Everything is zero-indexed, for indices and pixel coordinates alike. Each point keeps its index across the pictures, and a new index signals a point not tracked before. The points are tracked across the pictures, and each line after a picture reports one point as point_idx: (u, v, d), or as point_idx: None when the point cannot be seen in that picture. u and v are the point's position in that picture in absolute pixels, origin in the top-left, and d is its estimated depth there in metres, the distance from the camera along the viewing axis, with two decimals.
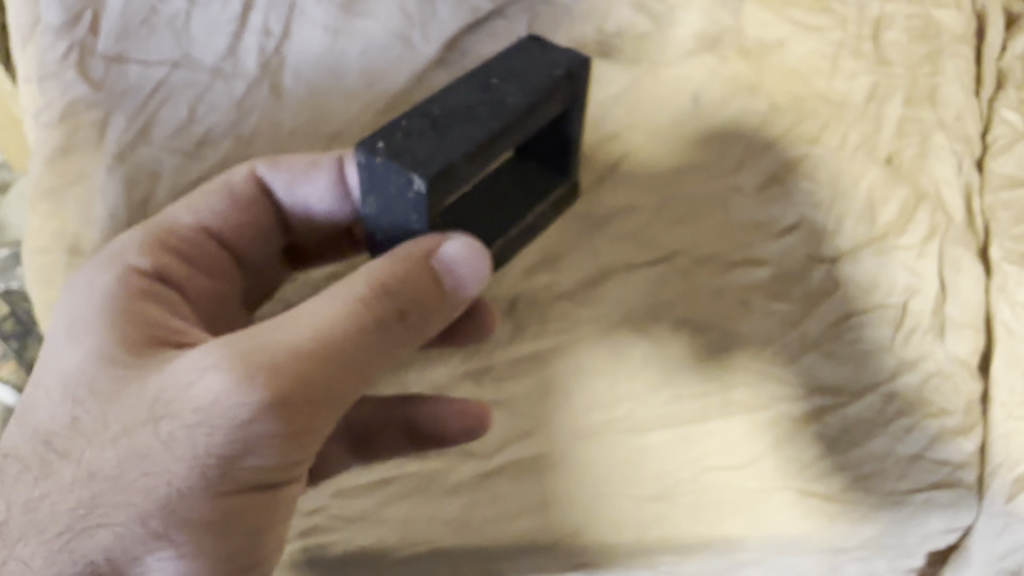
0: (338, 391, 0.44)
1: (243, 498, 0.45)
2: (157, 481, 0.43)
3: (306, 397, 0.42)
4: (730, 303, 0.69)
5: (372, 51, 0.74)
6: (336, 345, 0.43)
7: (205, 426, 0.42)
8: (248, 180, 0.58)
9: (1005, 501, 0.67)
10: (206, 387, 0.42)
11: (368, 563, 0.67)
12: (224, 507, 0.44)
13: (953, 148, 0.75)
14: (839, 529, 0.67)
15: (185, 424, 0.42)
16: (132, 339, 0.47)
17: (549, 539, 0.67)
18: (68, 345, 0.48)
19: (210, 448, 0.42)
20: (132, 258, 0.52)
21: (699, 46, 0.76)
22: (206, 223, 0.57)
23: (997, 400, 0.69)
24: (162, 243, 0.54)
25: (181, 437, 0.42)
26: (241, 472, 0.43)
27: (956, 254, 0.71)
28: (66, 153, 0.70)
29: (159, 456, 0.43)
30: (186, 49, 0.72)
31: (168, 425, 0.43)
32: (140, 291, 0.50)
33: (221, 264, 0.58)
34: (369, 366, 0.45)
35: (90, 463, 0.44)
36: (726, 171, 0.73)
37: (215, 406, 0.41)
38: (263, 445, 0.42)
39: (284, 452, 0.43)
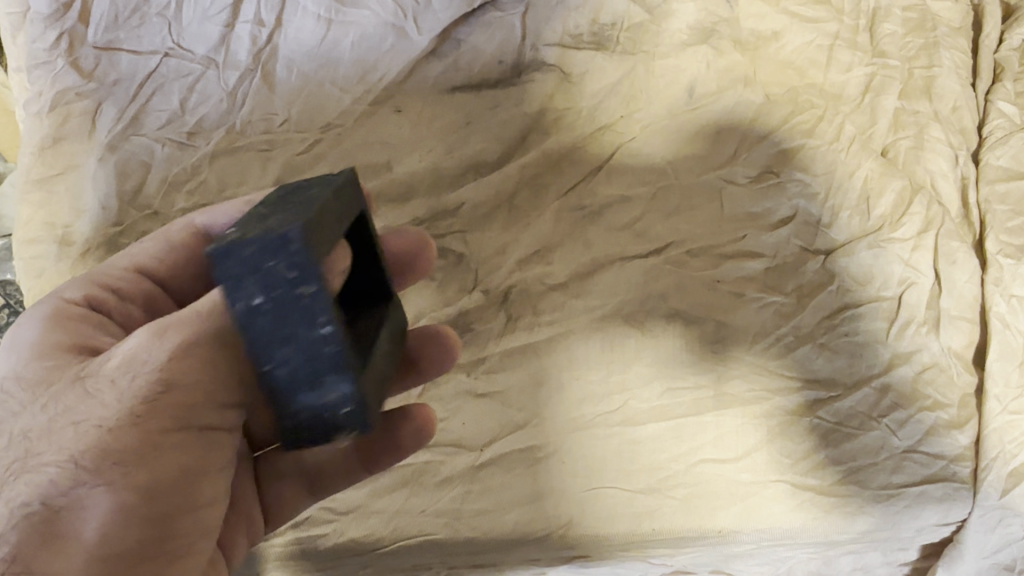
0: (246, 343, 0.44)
1: (169, 440, 0.42)
2: (85, 427, 0.41)
3: (218, 339, 0.43)
4: (724, 295, 0.69)
5: (365, 41, 0.73)
6: None
7: (125, 372, 0.42)
8: (184, 228, 0.54)
9: (1000, 495, 0.66)
10: (126, 345, 0.43)
11: (360, 556, 0.66)
12: (154, 445, 0.42)
13: (950, 141, 0.74)
14: (831, 521, 0.66)
15: (111, 375, 0.42)
16: (62, 345, 0.46)
17: (539, 530, 0.65)
18: (3, 355, 0.46)
19: (132, 388, 0.41)
20: (69, 291, 0.50)
21: (695, 38, 0.76)
22: (141, 263, 0.53)
23: (993, 393, 0.66)
24: (100, 279, 0.52)
25: (107, 386, 0.42)
26: (168, 414, 0.42)
27: (953, 247, 0.70)
28: (57, 142, 0.71)
29: (87, 405, 0.42)
30: (178, 40, 0.72)
31: (95, 379, 0.42)
32: (74, 314, 0.49)
33: (160, 297, 0.53)
34: None
35: (25, 424, 0.43)
36: (722, 163, 0.73)
37: (134, 354, 0.42)
38: (182, 380, 0.42)
39: (203, 392, 0.43)
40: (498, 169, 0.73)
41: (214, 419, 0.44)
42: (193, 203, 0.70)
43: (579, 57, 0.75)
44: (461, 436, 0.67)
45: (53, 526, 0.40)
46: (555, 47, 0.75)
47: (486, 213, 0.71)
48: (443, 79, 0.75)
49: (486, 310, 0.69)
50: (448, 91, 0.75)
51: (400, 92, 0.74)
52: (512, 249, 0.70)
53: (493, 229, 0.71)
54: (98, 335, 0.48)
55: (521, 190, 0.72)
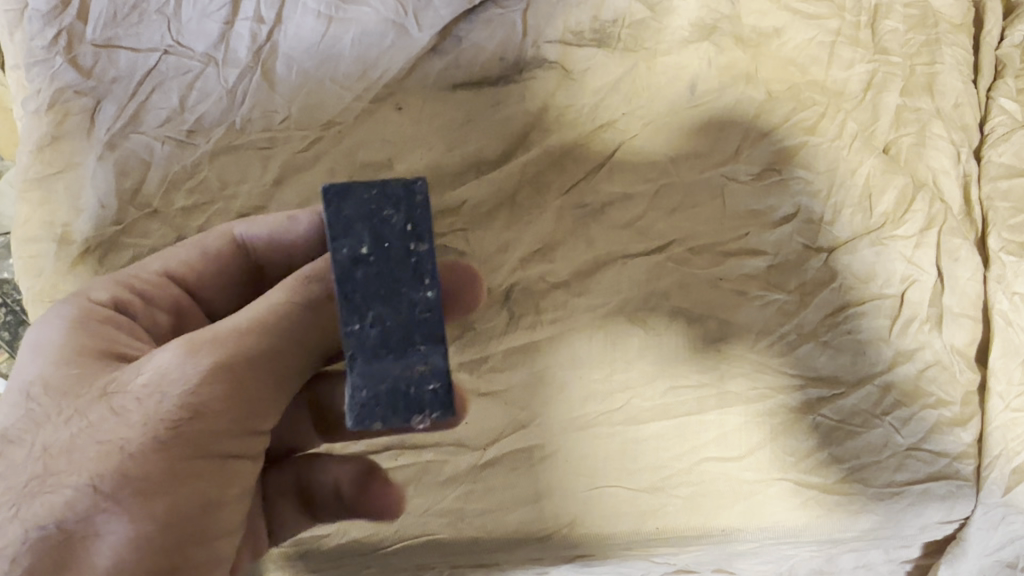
0: (265, 366, 0.46)
1: (189, 467, 0.44)
2: (109, 447, 0.43)
3: (236, 366, 0.45)
4: (727, 293, 0.69)
5: (367, 37, 0.73)
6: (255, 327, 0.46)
7: (148, 394, 0.44)
8: (221, 237, 0.57)
9: (1003, 493, 0.66)
10: (153, 363, 0.45)
11: (363, 555, 0.66)
12: (172, 472, 0.43)
13: (952, 138, 0.74)
14: (833, 519, 0.66)
15: (136, 395, 0.44)
16: (91, 351, 0.47)
17: (543, 530, 0.65)
18: (28, 361, 0.48)
19: (155, 411, 0.43)
20: (95, 292, 0.52)
21: (696, 34, 0.75)
22: (169, 268, 0.56)
23: (995, 391, 0.66)
24: (128, 282, 0.54)
25: (132, 406, 0.44)
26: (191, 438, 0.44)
27: (955, 245, 0.69)
28: (56, 140, 0.71)
29: (111, 425, 0.44)
30: (177, 37, 0.72)
31: (120, 398, 0.44)
32: (99, 316, 0.50)
33: (187, 303, 0.56)
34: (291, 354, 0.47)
35: (44, 440, 0.44)
36: (724, 160, 0.73)
37: (160, 375, 0.44)
38: (202, 406, 0.44)
39: (221, 418, 0.44)
40: (499, 166, 0.72)
41: (233, 446, 0.46)
42: (193, 201, 0.70)
43: (580, 54, 0.75)
44: (463, 435, 0.66)
45: (70, 549, 0.42)
46: (556, 44, 0.75)
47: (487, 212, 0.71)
48: (444, 75, 0.74)
49: (489, 309, 0.68)
50: (449, 87, 0.74)
51: (401, 89, 0.73)
52: (514, 247, 0.70)
53: (495, 227, 0.71)
54: (123, 338, 0.50)
55: (523, 188, 0.72)
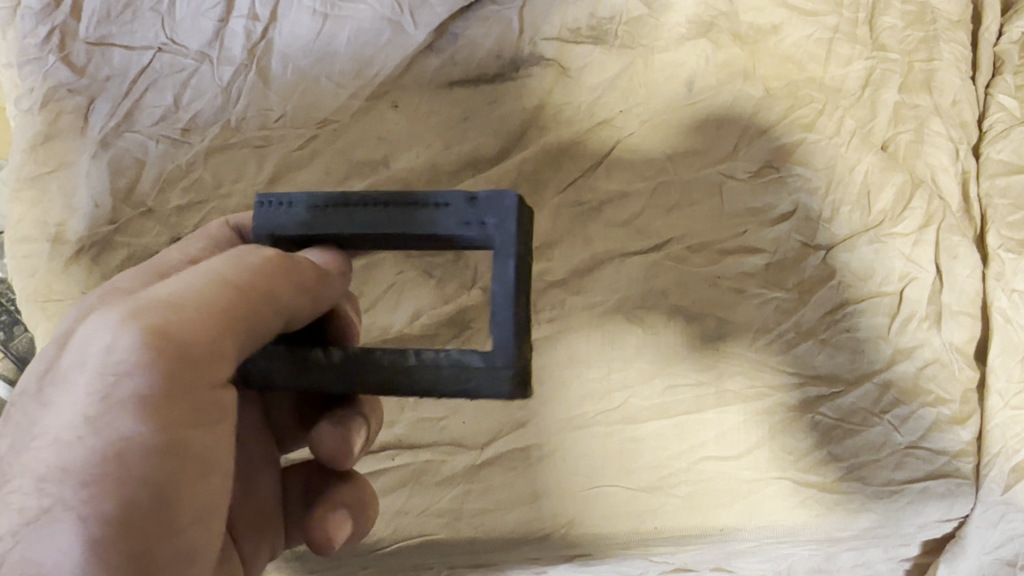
0: (207, 320, 0.41)
1: (127, 441, 0.39)
2: (51, 434, 0.40)
3: (167, 319, 0.40)
4: (725, 291, 0.69)
5: (362, 34, 0.72)
6: (193, 286, 0.42)
7: (82, 367, 0.41)
8: (223, 229, 0.56)
9: (1003, 491, 0.65)
10: (83, 336, 0.42)
11: (360, 556, 0.66)
12: (112, 447, 0.39)
13: (950, 135, 0.73)
14: (832, 518, 0.66)
15: (70, 372, 0.41)
16: None
17: (541, 530, 0.65)
18: (35, 360, 0.44)
19: (88, 383, 0.40)
20: (118, 279, 0.48)
21: (693, 31, 0.75)
22: (194, 258, 0.53)
23: (995, 388, 0.66)
24: (149, 269, 0.49)
25: (72, 386, 0.41)
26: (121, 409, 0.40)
27: (953, 242, 0.69)
28: (48, 138, 0.70)
29: (46, 417, 0.41)
30: (171, 35, 0.72)
31: (52, 386, 0.42)
32: (111, 299, 0.46)
33: None
34: (238, 308, 0.42)
35: (2, 445, 0.42)
36: (722, 158, 0.72)
37: (88, 344, 0.41)
38: (130, 367, 0.39)
39: (158, 380, 0.40)
40: (497, 164, 0.72)
41: (182, 415, 0.41)
42: (188, 200, 0.70)
43: (577, 51, 0.74)
44: (461, 435, 0.66)
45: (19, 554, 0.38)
46: (554, 41, 0.74)
47: None
48: (440, 73, 0.73)
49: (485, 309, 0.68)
50: (445, 86, 0.73)
51: (396, 88, 0.73)
52: None
53: None
54: None
55: (519, 187, 0.71)
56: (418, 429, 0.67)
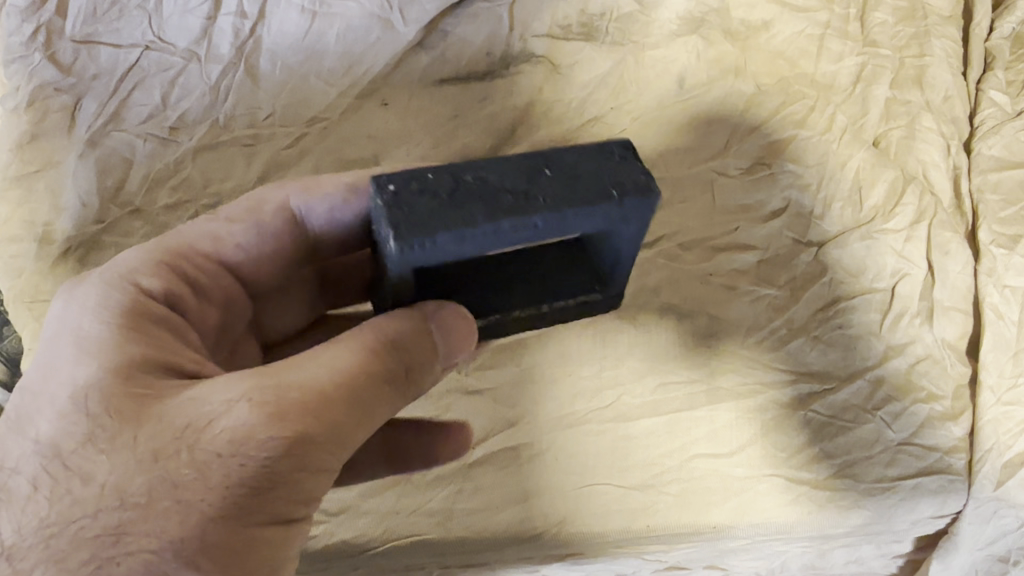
0: (355, 431, 0.42)
1: (258, 535, 0.40)
2: (187, 509, 0.38)
3: (330, 428, 0.41)
4: (716, 288, 0.69)
5: (351, 32, 0.72)
6: (349, 390, 0.41)
7: (235, 451, 0.39)
8: (276, 212, 0.54)
9: (995, 488, 0.65)
10: (239, 417, 0.39)
11: (351, 558, 0.65)
12: (248, 542, 0.40)
13: (942, 131, 0.73)
14: (824, 515, 0.65)
15: (218, 452, 0.39)
16: (146, 363, 0.43)
17: (531, 529, 0.64)
18: (74, 363, 0.43)
19: (242, 476, 0.39)
20: (144, 279, 0.47)
21: (684, 28, 0.75)
22: (226, 251, 0.53)
23: (987, 384, 0.66)
24: (185, 273, 0.50)
25: (215, 466, 0.39)
26: (262, 508, 0.40)
27: (945, 238, 0.69)
28: (35, 138, 0.70)
29: (188, 481, 0.39)
30: (159, 33, 0.71)
31: (201, 451, 0.39)
32: (159, 317, 0.46)
33: (239, 296, 0.54)
34: (376, 416, 0.43)
35: (116, 486, 0.39)
36: (713, 154, 0.72)
37: (246, 432, 0.39)
38: (293, 474, 0.40)
39: (305, 488, 0.41)
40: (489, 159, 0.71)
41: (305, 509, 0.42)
42: (177, 199, 0.69)
43: (568, 48, 0.74)
44: None
45: None
46: (544, 38, 0.74)
47: None
48: (429, 71, 0.73)
49: None
50: (436, 83, 0.73)
51: (386, 84, 0.73)
52: None
53: None
54: (182, 348, 0.46)
55: None
56: None
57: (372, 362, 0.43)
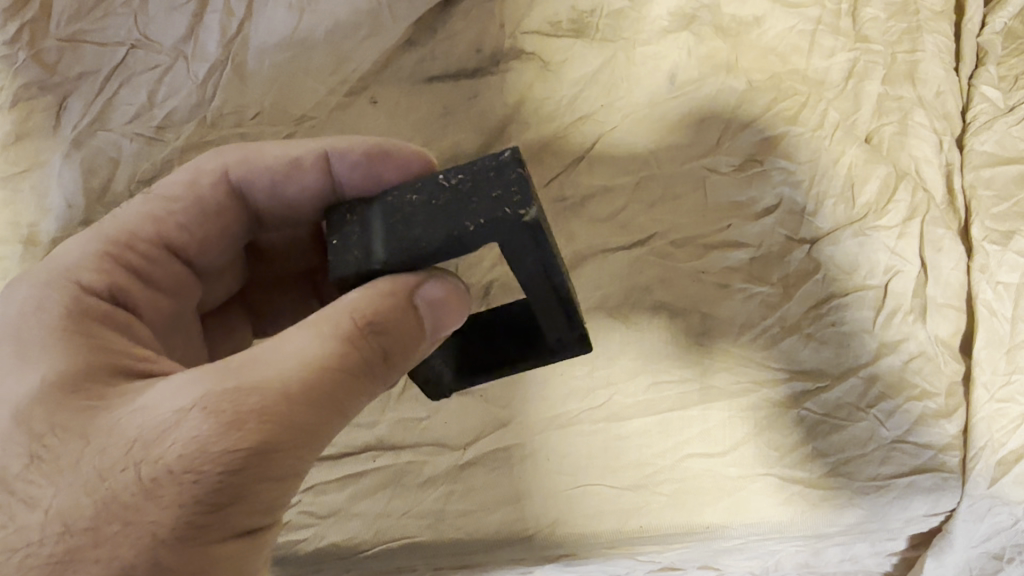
0: (317, 433, 0.41)
1: (219, 549, 0.39)
2: (138, 529, 0.38)
3: (290, 433, 0.39)
4: (709, 286, 0.68)
5: (341, 28, 0.70)
6: (309, 387, 0.40)
7: (187, 466, 0.38)
8: (221, 184, 0.55)
9: (989, 484, 0.64)
10: (189, 428, 0.38)
11: (341, 560, 0.65)
12: (207, 559, 0.39)
13: (934, 126, 0.73)
14: (817, 515, 0.65)
15: (169, 467, 0.38)
16: (90, 366, 0.43)
17: (523, 531, 0.64)
18: (17, 374, 0.43)
19: (196, 493, 0.38)
20: (86, 276, 0.48)
21: (676, 24, 0.74)
22: (166, 234, 0.53)
23: (980, 381, 0.65)
24: (124, 262, 0.51)
25: (166, 485, 0.38)
26: (222, 524, 0.39)
27: (938, 235, 0.69)
28: (22, 138, 0.69)
29: (138, 501, 0.38)
30: (145, 31, 0.70)
31: (151, 467, 0.38)
32: (98, 313, 0.47)
33: (185, 277, 0.55)
34: (341, 412, 0.42)
35: (62, 512, 0.39)
36: (705, 150, 0.71)
37: (198, 445, 0.38)
38: (250, 486, 0.39)
39: (264, 496, 0.40)
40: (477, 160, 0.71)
41: (267, 516, 0.41)
42: None
43: (559, 45, 0.73)
44: (443, 435, 0.66)
45: None
46: (535, 34, 0.73)
47: None
48: (419, 68, 0.73)
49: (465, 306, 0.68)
50: (424, 81, 0.73)
51: (376, 82, 0.73)
52: None
53: None
54: (127, 342, 0.46)
55: None
56: (398, 428, 0.66)
57: (340, 359, 0.41)
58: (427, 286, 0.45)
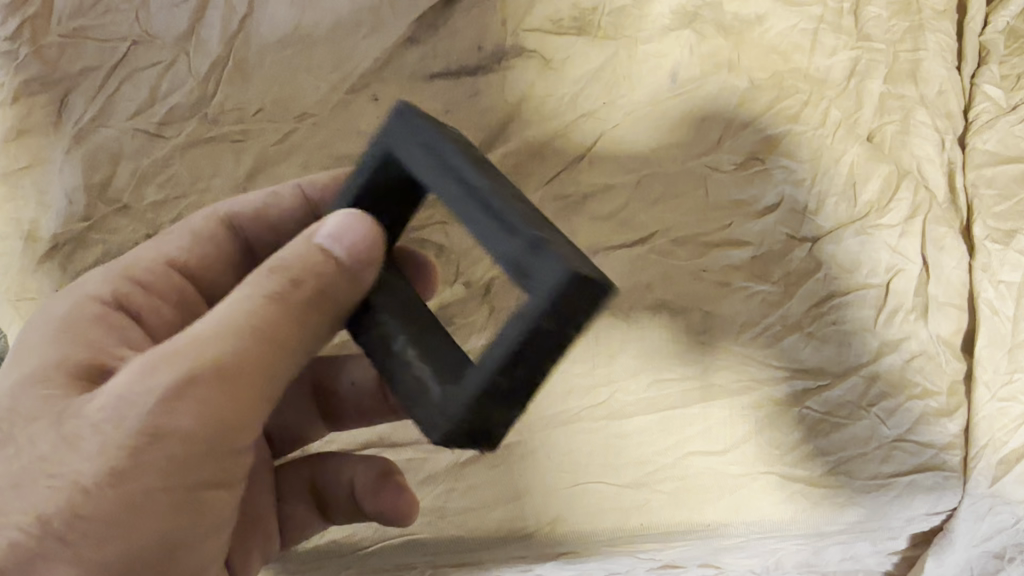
0: (236, 380, 0.40)
1: (148, 503, 0.39)
2: (63, 482, 0.39)
3: (201, 375, 0.39)
4: (711, 284, 0.68)
5: (343, 26, 0.71)
6: (221, 334, 0.40)
7: (108, 414, 0.39)
8: (210, 217, 0.56)
9: (990, 483, 0.65)
10: (112, 382, 0.40)
11: (342, 556, 0.65)
12: (135, 511, 0.39)
13: (937, 125, 0.73)
14: (814, 514, 0.65)
15: (92, 418, 0.40)
16: (69, 361, 0.45)
17: (523, 529, 0.65)
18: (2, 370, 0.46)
19: (115, 441, 0.39)
20: (91, 288, 0.50)
21: (677, 22, 0.73)
22: (169, 256, 0.55)
23: (982, 380, 0.65)
24: (128, 276, 0.52)
25: (87, 435, 0.39)
26: (145, 475, 0.39)
27: (940, 234, 0.69)
28: (22, 135, 0.69)
29: (63, 454, 0.40)
30: (146, 27, 0.70)
31: (77, 422, 0.40)
32: (90, 315, 0.48)
33: (192, 297, 0.55)
34: (266, 361, 0.41)
35: None
36: (706, 149, 0.71)
37: (118, 392, 0.39)
38: (167, 432, 0.39)
39: (187, 446, 0.39)
40: None
41: (206, 473, 0.41)
42: (163, 196, 0.69)
43: (561, 43, 0.73)
44: (442, 434, 0.66)
45: None
46: (537, 33, 0.73)
47: None
48: (421, 65, 0.72)
49: (466, 304, 0.68)
50: (426, 78, 0.72)
51: (377, 79, 0.72)
52: None
53: None
54: (113, 344, 0.47)
55: None
56: (396, 427, 0.66)
57: (254, 308, 0.41)
58: (322, 226, 0.44)
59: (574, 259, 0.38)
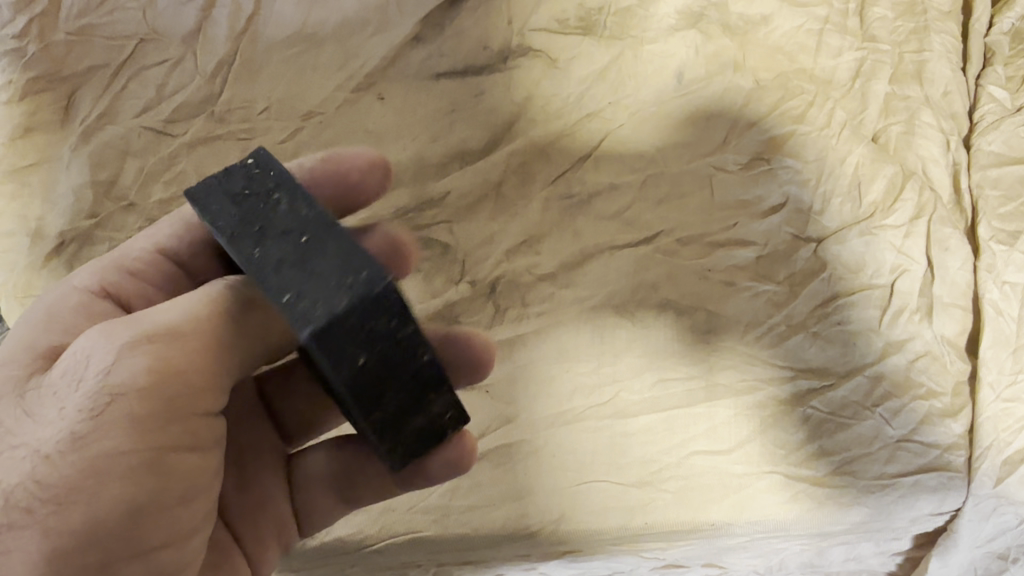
0: (186, 358, 0.43)
1: (108, 466, 0.41)
2: (28, 449, 0.42)
3: (151, 351, 0.42)
4: (715, 284, 0.68)
5: (349, 24, 0.72)
6: (171, 319, 0.43)
7: (69, 385, 0.42)
8: None
9: (995, 484, 0.64)
10: (73, 355, 0.43)
11: (347, 554, 0.65)
12: (93, 473, 0.41)
13: (942, 126, 0.73)
14: (821, 514, 0.65)
15: (57, 391, 0.42)
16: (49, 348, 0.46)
17: (529, 527, 0.64)
18: None
19: (74, 407, 0.41)
20: (81, 279, 0.51)
21: (683, 22, 0.74)
22: (162, 245, 0.53)
23: (986, 380, 0.65)
24: (120, 266, 0.52)
25: (52, 404, 0.42)
26: (102, 438, 0.41)
27: (945, 234, 0.69)
28: (29, 132, 0.69)
29: (29, 425, 0.42)
30: (153, 25, 0.71)
31: (44, 393, 0.43)
32: (75, 305, 0.49)
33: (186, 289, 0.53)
34: (215, 345, 0.44)
35: None
36: (711, 150, 0.71)
37: (78, 363, 0.42)
38: (118, 397, 0.41)
39: (141, 411, 0.41)
40: (485, 156, 0.71)
41: (167, 438, 0.42)
42: (170, 193, 0.69)
43: (566, 43, 0.74)
44: None
45: None
46: (543, 32, 0.73)
47: (469, 205, 0.70)
48: (427, 64, 0.72)
49: (472, 303, 0.68)
50: (432, 77, 0.72)
51: (383, 78, 0.72)
52: (500, 240, 0.69)
53: (480, 218, 0.70)
54: None
55: (508, 178, 0.71)
56: None
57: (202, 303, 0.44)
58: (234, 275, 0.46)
59: (309, 311, 0.39)
